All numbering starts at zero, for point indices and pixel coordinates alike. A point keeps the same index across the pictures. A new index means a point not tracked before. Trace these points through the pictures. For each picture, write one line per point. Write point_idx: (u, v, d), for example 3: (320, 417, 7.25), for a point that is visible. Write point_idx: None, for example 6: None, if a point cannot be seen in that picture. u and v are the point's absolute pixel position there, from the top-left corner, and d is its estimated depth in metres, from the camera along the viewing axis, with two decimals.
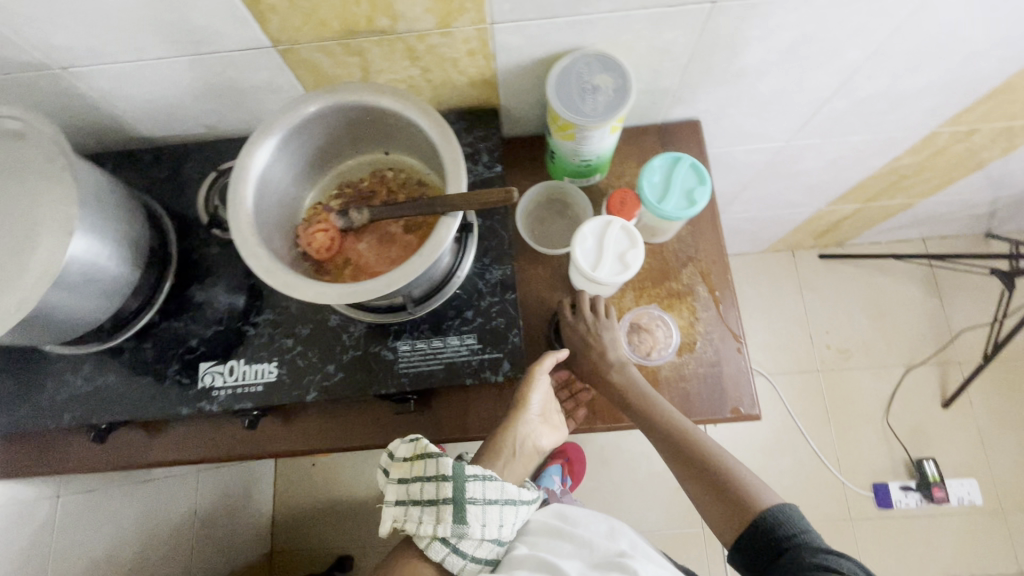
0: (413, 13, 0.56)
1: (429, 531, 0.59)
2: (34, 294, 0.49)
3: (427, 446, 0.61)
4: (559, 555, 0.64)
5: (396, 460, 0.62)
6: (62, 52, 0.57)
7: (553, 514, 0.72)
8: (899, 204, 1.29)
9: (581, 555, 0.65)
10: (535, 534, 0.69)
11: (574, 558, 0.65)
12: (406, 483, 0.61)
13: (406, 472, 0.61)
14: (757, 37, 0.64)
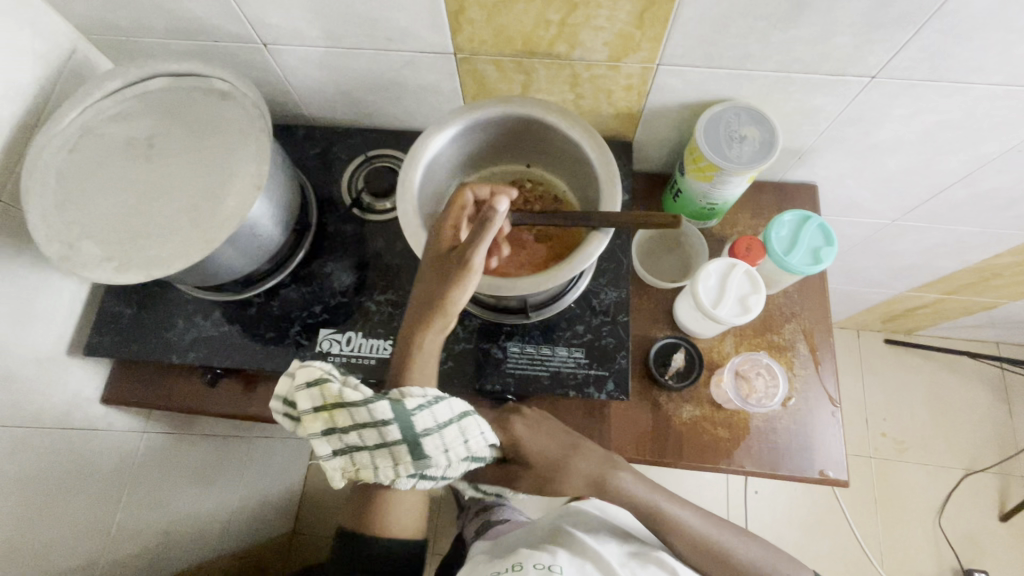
0: (591, 44, 0.60)
1: (389, 473, 0.55)
2: (219, 237, 0.53)
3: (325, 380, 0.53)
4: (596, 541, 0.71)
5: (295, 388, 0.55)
6: (269, 30, 0.63)
7: (590, 510, 0.78)
8: (984, 303, 1.27)
9: (616, 544, 0.71)
10: (572, 527, 0.75)
11: (610, 545, 0.71)
12: (336, 432, 0.54)
13: (321, 418, 0.54)
14: (903, 115, 0.66)
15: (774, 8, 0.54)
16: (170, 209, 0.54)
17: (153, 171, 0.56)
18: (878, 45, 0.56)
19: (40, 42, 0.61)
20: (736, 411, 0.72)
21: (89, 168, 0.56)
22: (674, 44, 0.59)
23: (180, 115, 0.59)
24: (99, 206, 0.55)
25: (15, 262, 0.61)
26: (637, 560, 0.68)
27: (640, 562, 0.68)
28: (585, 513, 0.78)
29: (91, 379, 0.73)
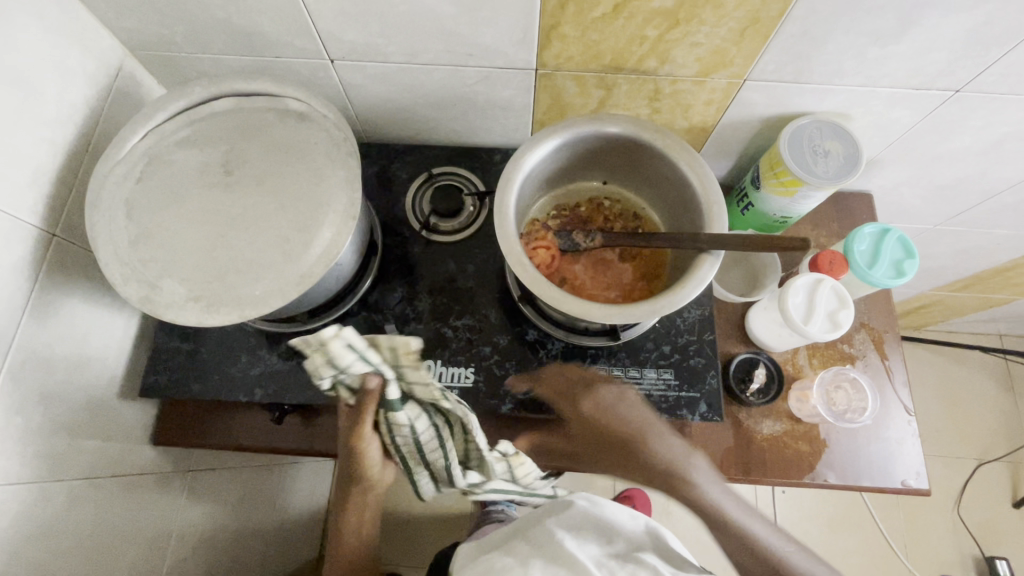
0: (683, 59, 0.59)
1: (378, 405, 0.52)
2: (317, 272, 0.49)
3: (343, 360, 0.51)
4: (575, 539, 0.58)
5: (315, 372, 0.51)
6: (341, 46, 0.59)
7: (574, 501, 0.65)
8: (997, 299, 1.31)
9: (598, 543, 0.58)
10: (545, 520, 0.62)
11: (587, 543, 0.58)
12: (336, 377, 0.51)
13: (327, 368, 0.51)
14: (975, 127, 0.67)
15: (879, 24, 0.53)
16: (259, 242, 0.51)
17: (234, 201, 0.52)
18: (971, 60, 0.57)
19: (89, 60, 0.56)
20: (818, 425, 0.71)
21: (162, 200, 0.52)
22: (768, 60, 0.58)
23: (257, 139, 0.55)
24: (180, 241, 0.50)
25: (70, 302, 0.56)
26: (620, 561, 0.55)
27: (621, 563, 0.55)
28: (569, 504, 0.64)
29: (143, 421, 0.67)
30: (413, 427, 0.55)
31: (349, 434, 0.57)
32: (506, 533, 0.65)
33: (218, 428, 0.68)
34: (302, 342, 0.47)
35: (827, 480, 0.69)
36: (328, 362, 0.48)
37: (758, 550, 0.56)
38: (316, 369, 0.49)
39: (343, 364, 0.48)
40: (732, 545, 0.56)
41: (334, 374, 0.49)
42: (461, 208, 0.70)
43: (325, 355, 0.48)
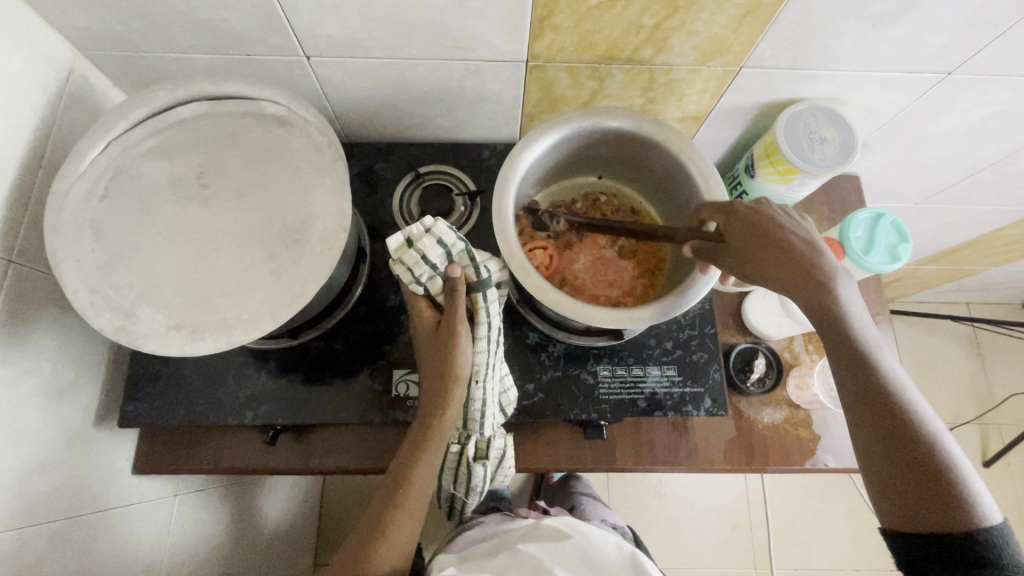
0: (680, 48, 0.57)
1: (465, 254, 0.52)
2: (309, 290, 0.46)
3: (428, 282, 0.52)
4: (551, 564, 0.56)
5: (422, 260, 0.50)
6: (317, 41, 0.55)
7: (557, 522, 0.62)
8: (969, 271, 1.35)
9: (573, 565, 0.56)
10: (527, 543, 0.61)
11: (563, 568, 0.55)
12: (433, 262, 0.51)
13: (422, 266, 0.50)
14: (963, 108, 0.67)
15: (879, 8, 0.52)
16: (243, 261, 0.47)
17: (214, 217, 0.48)
18: (966, 43, 0.56)
19: (36, 65, 0.50)
20: (816, 410, 0.72)
21: (133, 219, 0.47)
22: (766, 47, 0.57)
23: (233, 148, 0.50)
24: (157, 264, 0.46)
25: (35, 333, 0.51)
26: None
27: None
28: (553, 524, 0.62)
29: (124, 451, 0.63)
30: (490, 331, 0.54)
31: (437, 348, 0.53)
32: (492, 545, 0.66)
33: (207, 453, 0.65)
34: (408, 234, 0.51)
35: (827, 465, 0.70)
36: (435, 244, 0.51)
37: (904, 406, 0.44)
38: (416, 236, 0.51)
39: (449, 244, 0.51)
40: (845, 353, 0.46)
41: (439, 257, 0.51)
42: (452, 209, 0.67)
43: (432, 237, 0.51)
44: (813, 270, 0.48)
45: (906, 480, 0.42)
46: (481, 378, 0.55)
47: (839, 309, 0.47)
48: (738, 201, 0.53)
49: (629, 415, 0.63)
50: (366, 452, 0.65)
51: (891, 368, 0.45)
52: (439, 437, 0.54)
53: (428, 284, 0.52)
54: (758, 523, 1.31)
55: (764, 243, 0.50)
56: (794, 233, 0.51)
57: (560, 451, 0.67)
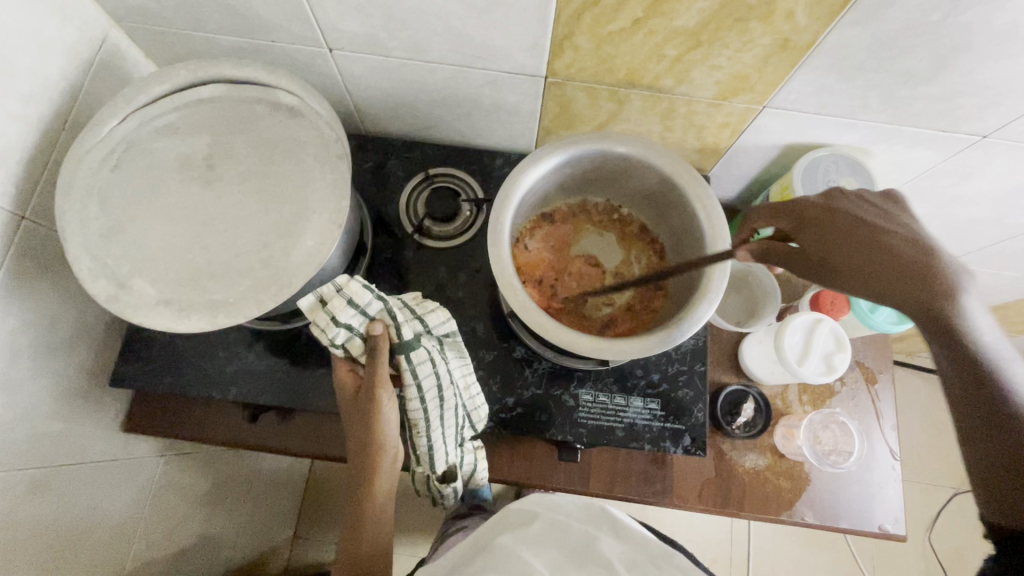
0: (701, 81, 0.56)
1: (377, 310, 0.52)
2: (296, 282, 0.47)
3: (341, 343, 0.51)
4: (529, 547, 0.52)
5: (328, 323, 0.50)
6: (341, 36, 0.55)
7: (529, 507, 0.60)
8: (996, 336, 1.28)
9: (552, 546, 0.53)
10: (500, 535, 0.57)
11: (543, 549, 0.52)
12: (340, 324, 0.50)
13: (328, 326, 0.50)
14: (998, 173, 0.64)
15: (913, 64, 0.50)
16: (237, 246, 0.48)
17: (216, 200, 0.50)
18: (1003, 108, 0.53)
19: (70, 31, 0.52)
20: (801, 463, 0.70)
21: (140, 192, 0.49)
22: (790, 89, 0.55)
23: (244, 134, 0.52)
24: (156, 239, 0.48)
25: (39, 289, 0.53)
26: (577, 564, 0.50)
27: (578, 566, 0.50)
28: (522, 510, 0.59)
29: (114, 407, 0.66)
30: (421, 390, 0.54)
31: (360, 415, 0.54)
32: (463, 549, 0.60)
33: (195, 419, 0.67)
34: (320, 294, 0.50)
35: (804, 519, 0.68)
36: (346, 304, 0.50)
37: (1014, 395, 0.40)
38: (327, 296, 0.50)
39: (362, 304, 0.50)
40: (954, 361, 0.42)
41: (353, 316, 0.50)
42: (457, 214, 0.67)
43: (343, 297, 0.50)
44: (924, 276, 0.44)
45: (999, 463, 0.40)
46: (421, 429, 0.56)
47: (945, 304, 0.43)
48: (806, 203, 0.52)
49: (605, 443, 0.63)
50: (344, 442, 0.67)
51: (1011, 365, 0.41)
52: (374, 491, 0.56)
53: (347, 345, 0.52)
54: (738, 561, 1.28)
55: (862, 235, 0.48)
56: (883, 225, 0.48)
57: (531, 469, 0.67)
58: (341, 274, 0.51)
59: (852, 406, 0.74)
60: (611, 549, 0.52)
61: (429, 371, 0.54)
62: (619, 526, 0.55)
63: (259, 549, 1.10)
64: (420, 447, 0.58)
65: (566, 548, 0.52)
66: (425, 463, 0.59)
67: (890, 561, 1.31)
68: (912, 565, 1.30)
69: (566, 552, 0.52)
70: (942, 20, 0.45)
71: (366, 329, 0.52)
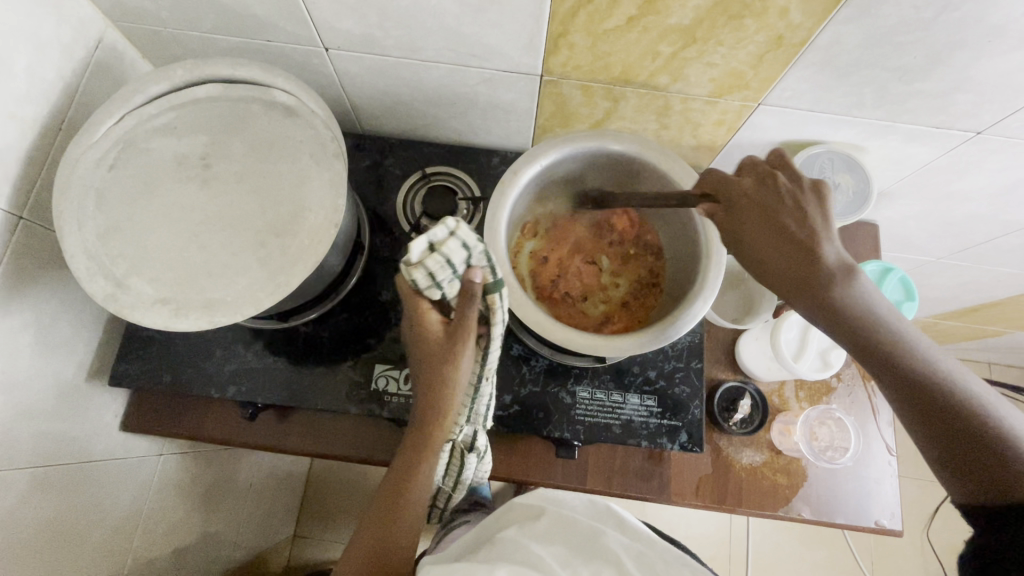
0: (696, 78, 0.56)
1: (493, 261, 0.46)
2: (293, 280, 0.47)
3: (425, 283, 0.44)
4: (537, 541, 0.53)
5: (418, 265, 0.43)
6: (336, 35, 0.55)
7: (532, 502, 0.60)
8: (993, 332, 1.28)
9: (558, 541, 0.53)
10: (507, 529, 0.57)
11: (551, 543, 0.53)
12: (434, 270, 0.43)
13: (424, 271, 0.43)
14: (992, 169, 0.64)
15: (907, 60, 0.50)
16: (235, 245, 0.48)
17: (212, 199, 0.50)
18: (997, 103, 0.54)
19: (65, 31, 0.52)
20: (798, 459, 0.70)
21: (137, 192, 0.49)
22: (785, 86, 0.55)
23: (240, 133, 0.52)
24: (153, 238, 0.48)
25: (37, 289, 0.54)
26: (584, 557, 0.51)
27: (585, 559, 0.50)
28: (527, 507, 0.59)
29: (113, 407, 0.66)
30: (500, 335, 0.49)
31: (429, 370, 0.49)
32: (465, 545, 0.60)
33: (193, 418, 0.67)
34: (431, 238, 0.43)
35: (801, 515, 0.69)
36: (459, 247, 0.43)
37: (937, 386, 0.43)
38: (438, 239, 0.43)
39: (475, 248, 0.44)
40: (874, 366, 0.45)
41: (458, 260, 0.44)
42: (454, 212, 0.67)
43: (458, 241, 0.43)
44: (810, 277, 0.46)
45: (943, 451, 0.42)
46: (487, 377, 0.52)
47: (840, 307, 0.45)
48: (737, 186, 0.50)
49: (602, 439, 0.63)
50: (342, 441, 0.67)
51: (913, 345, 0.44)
52: (427, 454, 0.54)
53: (440, 290, 0.45)
54: (737, 558, 1.28)
55: (765, 240, 0.48)
56: (789, 222, 0.47)
57: (529, 466, 0.67)
58: (452, 217, 0.43)
59: (849, 403, 0.74)
60: (618, 542, 0.53)
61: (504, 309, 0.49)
62: (623, 521, 0.56)
63: (259, 548, 1.11)
64: (479, 399, 0.54)
65: (572, 544, 0.53)
66: (476, 419, 0.56)
67: (888, 556, 1.31)
68: (911, 561, 1.31)
69: (573, 547, 0.52)
70: (935, 17, 0.45)
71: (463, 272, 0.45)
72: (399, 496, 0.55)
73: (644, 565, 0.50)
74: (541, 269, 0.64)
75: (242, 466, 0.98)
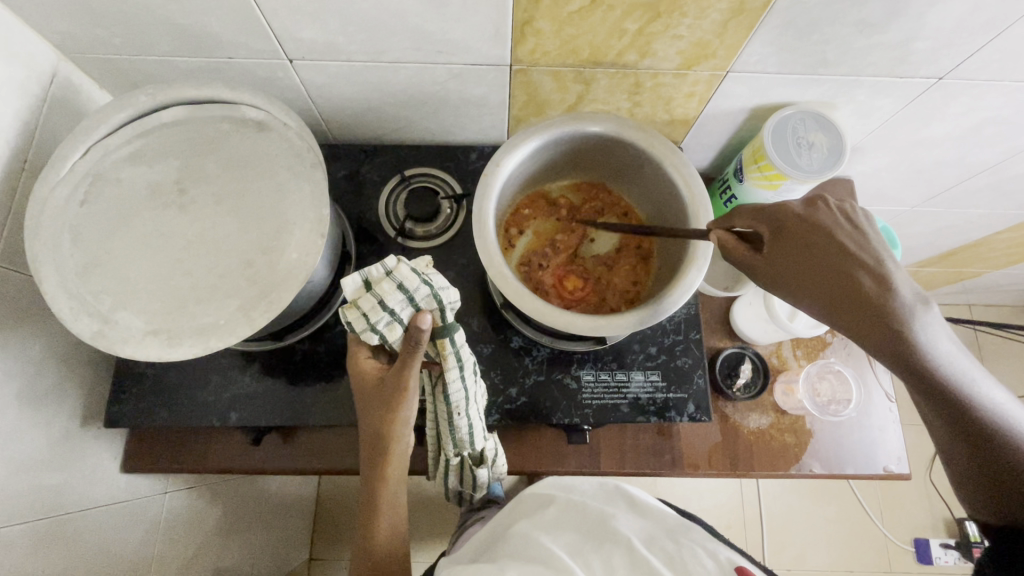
0: (664, 52, 0.56)
1: (434, 304, 0.49)
2: (284, 297, 0.46)
3: (367, 328, 0.49)
4: (547, 533, 0.56)
5: (353, 303, 0.48)
6: (299, 45, 0.54)
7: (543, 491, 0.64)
8: (970, 274, 1.31)
9: (571, 528, 0.57)
10: (520, 520, 0.60)
11: (563, 532, 0.56)
12: (368, 313, 0.48)
13: (356, 311, 0.48)
14: (956, 113, 0.66)
15: (865, 14, 0.51)
16: (221, 268, 0.47)
17: (193, 224, 0.49)
18: (955, 48, 0.55)
19: (17, 69, 0.50)
20: (802, 417, 0.71)
21: (113, 225, 0.48)
22: (751, 51, 0.56)
23: (212, 154, 0.51)
24: (136, 270, 0.47)
25: (15, 338, 0.52)
26: (596, 545, 0.54)
27: (598, 546, 0.54)
28: (536, 496, 0.64)
29: (111, 450, 0.64)
30: (461, 367, 0.53)
31: (376, 406, 0.53)
32: (480, 541, 0.63)
33: (196, 451, 0.66)
34: (367, 276, 0.48)
35: (813, 471, 0.70)
36: (396, 288, 0.48)
37: (984, 417, 0.44)
38: (374, 278, 0.48)
39: (412, 289, 0.48)
40: (943, 407, 0.45)
41: (399, 302, 0.48)
42: (438, 212, 0.67)
43: (393, 280, 0.48)
44: (887, 309, 0.45)
45: (988, 477, 0.45)
46: (461, 410, 0.55)
47: (911, 338, 0.44)
48: (792, 215, 0.50)
49: (612, 420, 0.63)
50: (352, 454, 0.66)
51: (972, 382, 0.44)
52: (393, 479, 0.57)
53: (387, 331, 0.49)
54: (751, 525, 1.30)
55: (833, 267, 0.47)
56: (860, 254, 0.47)
57: (544, 458, 0.67)
58: (390, 256, 0.48)
59: (845, 356, 0.75)
60: (626, 527, 0.56)
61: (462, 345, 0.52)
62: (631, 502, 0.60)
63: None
64: (458, 429, 0.57)
65: (583, 530, 0.57)
66: (462, 444, 0.59)
67: (896, 505, 1.35)
68: (917, 505, 1.34)
69: (585, 534, 0.56)
70: None
71: (408, 316, 0.49)
72: (372, 519, 0.58)
73: (652, 548, 0.53)
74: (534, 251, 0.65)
75: (252, 494, 0.97)
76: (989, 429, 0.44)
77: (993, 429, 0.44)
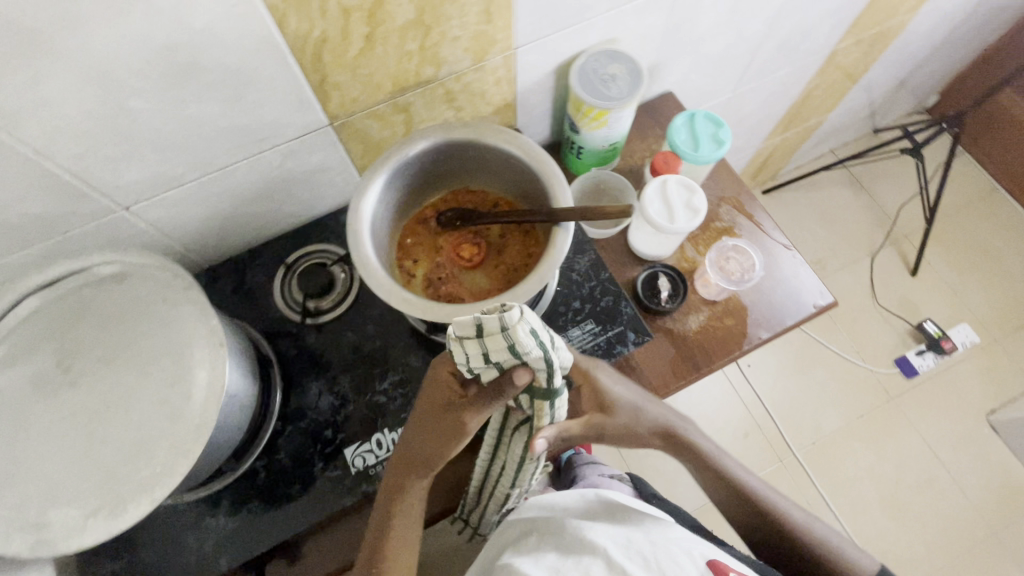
0: (454, 55, 0.62)
1: (544, 366, 0.46)
2: (212, 413, 0.47)
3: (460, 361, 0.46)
4: (527, 559, 0.54)
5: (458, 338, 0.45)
6: (127, 190, 0.56)
7: (529, 513, 0.64)
8: (813, 124, 1.47)
9: (554, 544, 0.55)
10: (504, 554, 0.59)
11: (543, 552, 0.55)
12: (467, 353, 0.45)
13: (463, 348, 0.45)
14: (712, 3, 0.76)
15: None
16: (136, 420, 0.47)
17: (89, 395, 0.47)
18: None
19: None
20: (730, 299, 0.77)
21: (8, 435, 0.46)
22: (523, 24, 0.63)
23: (80, 323, 0.50)
24: (51, 464, 0.45)
25: None
26: (572, 558, 0.52)
27: (576, 560, 0.52)
28: (521, 520, 0.63)
29: None
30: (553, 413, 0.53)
31: (432, 429, 0.52)
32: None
33: None
34: (480, 320, 0.43)
35: (761, 337, 0.76)
36: (509, 345, 0.43)
37: (747, 495, 0.66)
38: (489, 325, 0.43)
39: (526, 350, 0.43)
40: (708, 482, 0.67)
41: (506, 357, 0.44)
42: (332, 278, 0.69)
43: (508, 337, 0.43)
44: (666, 432, 0.66)
45: (757, 527, 0.65)
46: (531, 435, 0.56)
47: (687, 444, 0.67)
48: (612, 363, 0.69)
49: None
50: None
51: (740, 474, 0.67)
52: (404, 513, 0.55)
53: (479, 372, 0.47)
54: None
55: (641, 412, 0.64)
56: (657, 401, 0.65)
57: None
58: (514, 309, 0.43)
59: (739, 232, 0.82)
60: (603, 535, 0.55)
61: (560, 413, 0.53)
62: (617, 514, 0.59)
63: None
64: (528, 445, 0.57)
65: (562, 544, 0.55)
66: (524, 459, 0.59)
67: None
68: None
69: (563, 546, 0.54)
70: None
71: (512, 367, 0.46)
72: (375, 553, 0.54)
73: (630, 554, 0.52)
74: (431, 267, 0.68)
75: None
76: (745, 493, 0.66)
77: (761, 513, 0.65)
